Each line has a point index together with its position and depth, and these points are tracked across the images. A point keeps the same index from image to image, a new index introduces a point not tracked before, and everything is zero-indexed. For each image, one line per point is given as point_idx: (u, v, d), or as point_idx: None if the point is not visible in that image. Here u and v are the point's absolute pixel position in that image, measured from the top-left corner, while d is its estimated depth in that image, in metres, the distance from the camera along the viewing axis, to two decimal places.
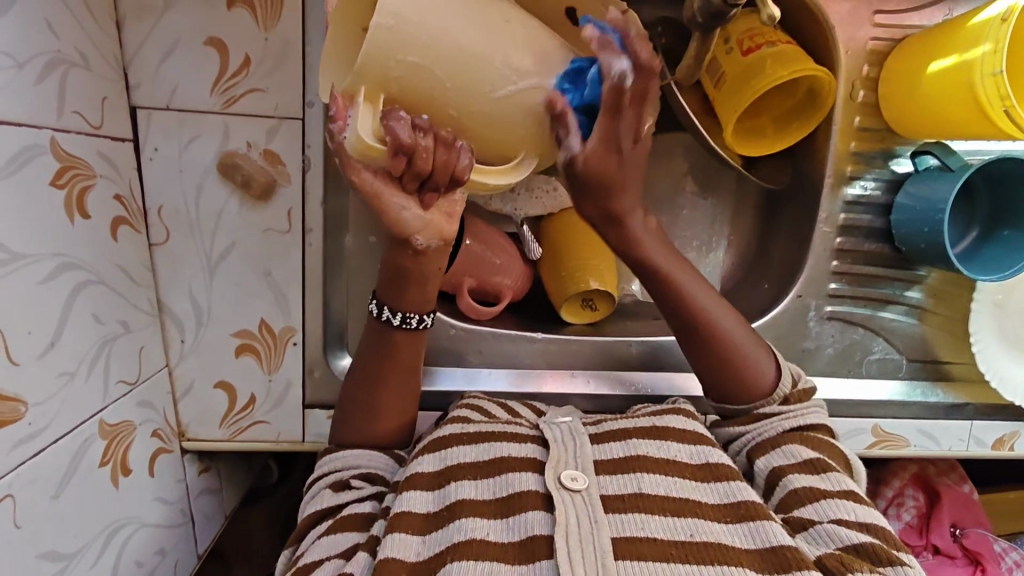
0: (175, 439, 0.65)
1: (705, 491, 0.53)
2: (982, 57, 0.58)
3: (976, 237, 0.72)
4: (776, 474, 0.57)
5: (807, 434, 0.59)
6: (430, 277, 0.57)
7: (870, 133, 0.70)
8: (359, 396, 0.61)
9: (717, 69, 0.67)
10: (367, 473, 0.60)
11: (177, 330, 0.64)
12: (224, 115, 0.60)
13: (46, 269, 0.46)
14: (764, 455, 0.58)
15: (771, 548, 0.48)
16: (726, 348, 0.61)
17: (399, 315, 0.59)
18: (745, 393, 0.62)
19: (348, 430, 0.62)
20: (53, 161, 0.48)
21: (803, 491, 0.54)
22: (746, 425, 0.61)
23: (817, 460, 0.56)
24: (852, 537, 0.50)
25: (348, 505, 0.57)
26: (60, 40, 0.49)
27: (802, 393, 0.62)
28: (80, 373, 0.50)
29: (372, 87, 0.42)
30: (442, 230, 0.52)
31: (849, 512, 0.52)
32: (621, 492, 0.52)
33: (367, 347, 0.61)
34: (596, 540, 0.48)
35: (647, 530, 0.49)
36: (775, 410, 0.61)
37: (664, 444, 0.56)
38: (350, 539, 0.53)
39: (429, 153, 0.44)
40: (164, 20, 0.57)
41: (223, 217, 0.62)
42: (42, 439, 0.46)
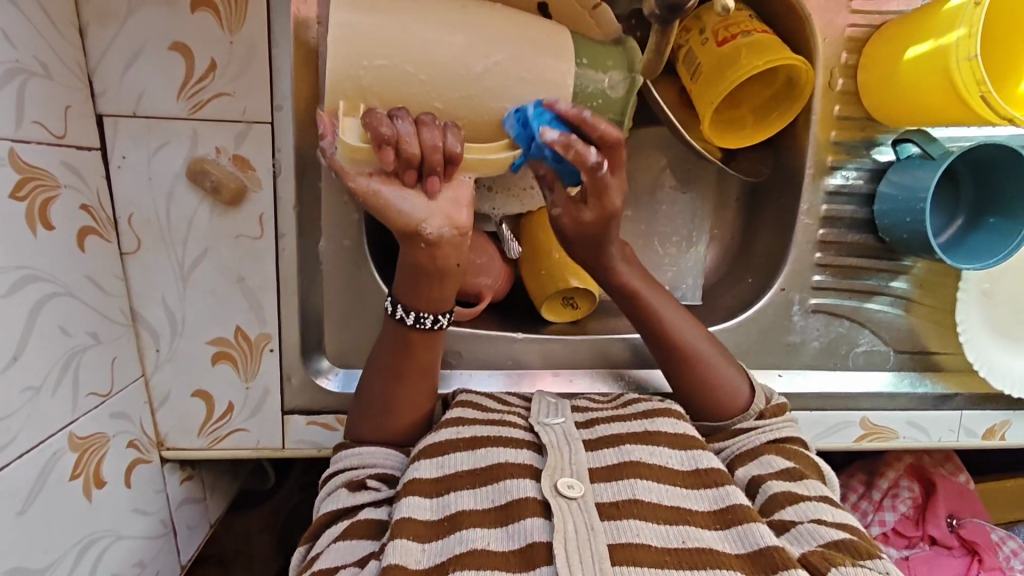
0: (153, 449, 0.65)
1: (696, 499, 0.52)
2: (957, 42, 0.57)
3: (962, 225, 0.71)
4: (754, 483, 0.55)
5: (784, 446, 0.58)
6: (447, 274, 0.55)
7: (851, 123, 0.69)
8: (377, 394, 0.60)
9: (694, 61, 0.66)
10: (384, 473, 0.58)
11: (152, 339, 0.63)
12: (191, 121, 0.59)
13: (7, 282, 0.46)
14: (743, 466, 0.57)
15: (759, 551, 0.47)
16: (696, 363, 0.63)
17: (413, 314, 0.58)
18: (722, 410, 0.62)
19: (366, 426, 0.60)
20: (12, 173, 0.47)
21: (782, 495, 0.53)
22: (725, 440, 0.60)
23: (794, 469, 0.55)
24: (831, 535, 0.49)
25: (365, 508, 0.55)
26: (17, 49, 0.48)
27: (775, 408, 0.62)
28: (46, 387, 0.49)
29: (351, 101, 0.50)
30: (456, 220, 0.52)
31: (827, 513, 0.51)
32: (615, 500, 0.51)
33: (383, 347, 0.60)
34: (593, 547, 0.47)
35: (643, 537, 0.48)
36: (751, 425, 0.61)
37: (655, 450, 0.55)
38: (365, 547, 0.51)
39: (412, 139, 0.47)
40: (128, 26, 0.56)
41: (194, 224, 0.61)
42: (6, 455, 0.45)
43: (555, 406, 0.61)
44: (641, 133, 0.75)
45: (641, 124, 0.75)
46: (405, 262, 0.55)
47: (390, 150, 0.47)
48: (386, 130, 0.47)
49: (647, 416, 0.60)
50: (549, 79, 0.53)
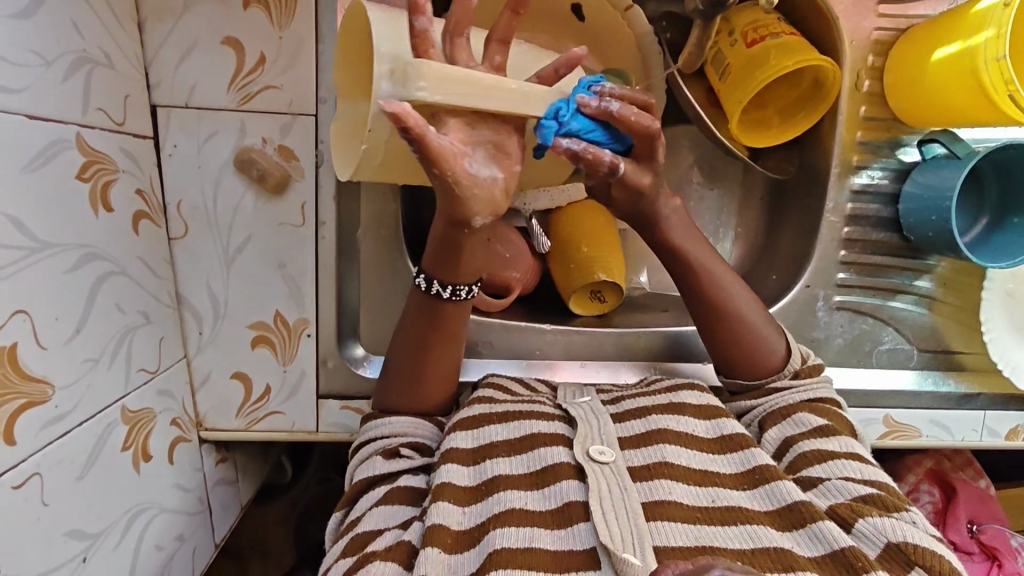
0: (193, 428, 0.67)
1: (722, 462, 0.54)
2: (985, 43, 0.58)
3: (985, 225, 0.71)
4: (786, 443, 0.56)
5: (817, 405, 0.59)
6: (478, 246, 0.53)
7: (876, 123, 0.70)
8: (407, 366, 0.61)
9: (722, 61, 0.68)
10: (414, 442, 0.60)
11: (195, 322, 0.66)
12: (240, 112, 0.61)
13: (72, 258, 0.48)
14: (775, 426, 0.58)
15: (788, 506, 0.49)
16: (741, 321, 0.61)
17: (449, 287, 0.57)
18: (756, 367, 0.61)
19: (395, 395, 0.62)
20: (78, 155, 0.50)
21: (811, 453, 0.54)
22: (756, 398, 0.61)
23: (829, 426, 0.56)
24: (858, 489, 0.50)
25: (401, 476, 0.57)
26: (85, 40, 0.51)
27: (810, 369, 0.62)
28: (103, 360, 0.52)
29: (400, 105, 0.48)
30: (500, 204, 0.45)
31: (854, 470, 0.52)
32: (646, 462, 0.53)
33: (414, 322, 0.60)
34: (628, 504, 0.48)
35: (674, 494, 0.50)
36: (786, 384, 0.60)
37: (682, 419, 0.57)
38: (407, 513, 0.53)
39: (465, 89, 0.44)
40: (183, 21, 0.59)
41: (240, 211, 0.63)
42: (67, 421, 0.47)
43: (583, 390, 0.63)
44: (669, 131, 0.77)
45: (669, 124, 0.77)
46: (442, 242, 0.53)
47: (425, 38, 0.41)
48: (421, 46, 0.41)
49: (672, 390, 0.61)
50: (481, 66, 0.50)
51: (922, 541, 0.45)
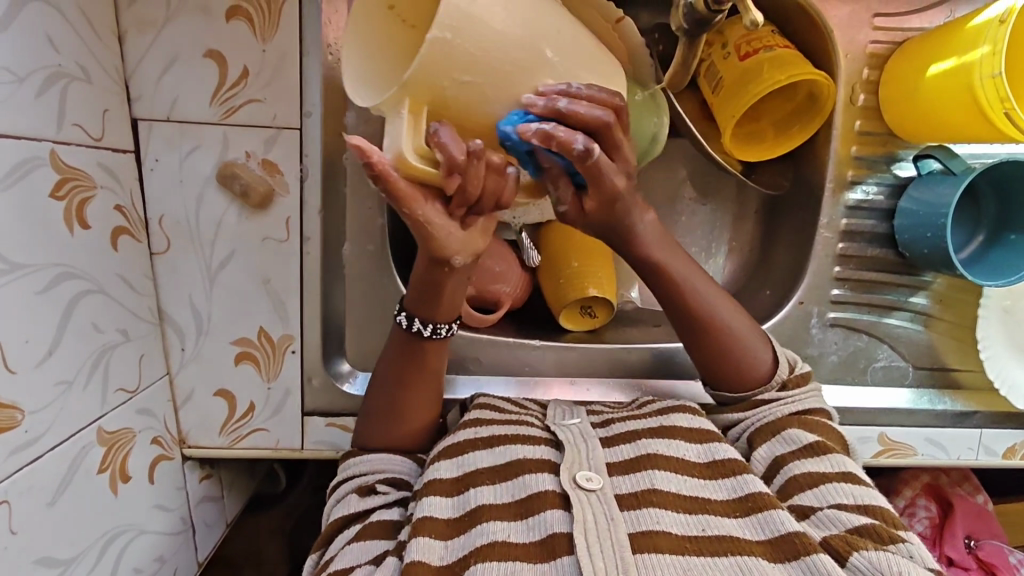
0: (176, 447, 0.66)
1: (713, 488, 0.53)
2: (981, 59, 0.57)
3: (982, 241, 0.70)
4: (776, 463, 0.55)
5: (805, 418, 0.58)
6: (458, 288, 0.55)
7: (872, 138, 0.69)
8: (386, 400, 0.61)
9: (715, 74, 0.67)
10: (391, 477, 0.59)
11: (177, 338, 0.64)
12: (223, 126, 0.60)
13: (44, 278, 0.47)
14: (765, 443, 0.57)
15: (781, 536, 0.48)
16: (727, 339, 0.60)
17: (430, 325, 0.58)
18: (745, 380, 0.61)
19: (372, 431, 0.61)
20: (53, 173, 0.49)
21: (803, 478, 0.53)
22: (743, 412, 0.60)
23: (819, 443, 0.55)
24: (851, 520, 0.49)
25: (375, 511, 0.56)
26: (61, 54, 0.50)
27: (798, 378, 0.61)
28: (78, 382, 0.51)
29: (417, 98, 0.41)
30: (477, 247, 0.50)
31: (847, 496, 0.51)
32: (633, 490, 0.52)
33: (393, 357, 0.60)
34: (613, 536, 0.47)
35: (663, 524, 0.49)
36: (774, 397, 0.60)
37: (673, 444, 0.56)
38: (379, 547, 0.53)
39: (480, 177, 0.43)
40: (164, 34, 0.58)
41: (223, 226, 0.62)
42: (38, 447, 0.46)
43: (570, 410, 0.62)
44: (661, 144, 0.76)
45: None
46: (423, 283, 0.55)
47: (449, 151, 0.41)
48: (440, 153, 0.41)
49: (662, 413, 0.60)
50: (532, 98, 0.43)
51: None
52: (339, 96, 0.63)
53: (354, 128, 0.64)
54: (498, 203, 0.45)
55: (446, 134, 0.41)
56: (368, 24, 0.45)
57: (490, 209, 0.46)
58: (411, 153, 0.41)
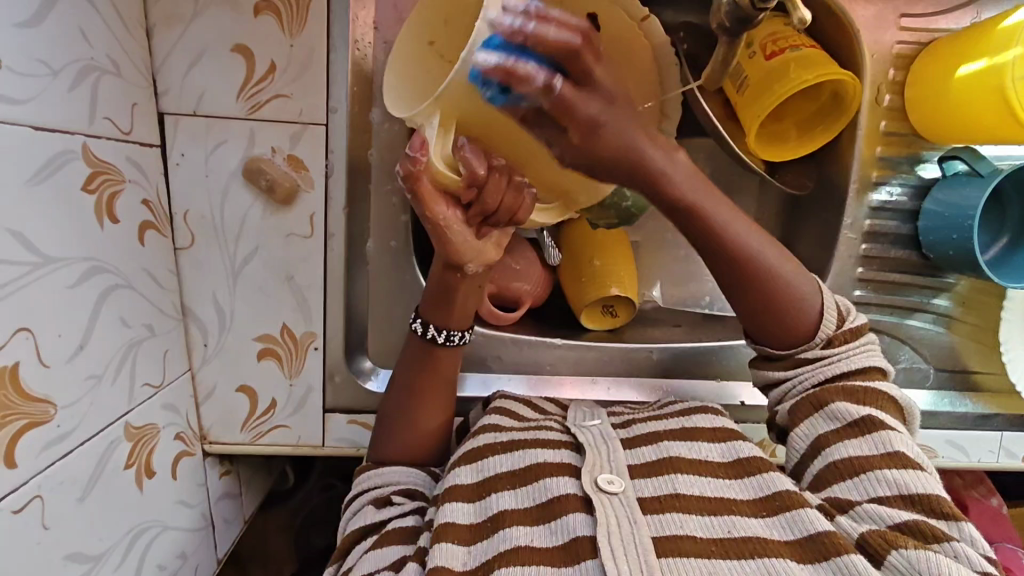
0: (197, 443, 0.65)
1: (738, 488, 0.52)
2: (1012, 61, 0.57)
3: (1006, 243, 0.70)
4: (818, 442, 0.54)
5: (851, 386, 0.55)
6: (470, 291, 0.58)
7: (896, 139, 0.69)
8: (399, 409, 0.61)
9: (740, 73, 0.66)
10: (408, 488, 0.59)
11: (200, 333, 0.64)
12: (249, 120, 0.60)
13: (76, 272, 0.47)
14: (806, 420, 0.55)
15: (810, 537, 0.47)
16: (781, 299, 0.55)
17: (444, 332, 0.59)
18: (789, 334, 0.56)
19: (387, 442, 0.61)
20: (85, 166, 0.48)
21: (843, 465, 0.51)
22: (789, 370, 0.57)
23: (867, 418, 0.52)
24: (896, 516, 0.48)
25: (391, 521, 0.56)
26: (93, 48, 0.50)
27: (847, 334, 0.56)
28: (107, 376, 0.50)
29: (444, 113, 0.40)
30: (491, 257, 0.53)
31: (889, 487, 0.49)
32: (656, 494, 0.52)
33: (407, 364, 0.61)
34: (638, 540, 0.47)
35: (687, 529, 0.49)
36: (818, 355, 0.56)
37: (696, 445, 0.56)
38: (396, 552, 0.53)
39: (498, 192, 0.45)
40: (192, 28, 0.58)
41: (247, 222, 0.62)
42: (70, 441, 0.46)
43: (591, 412, 0.62)
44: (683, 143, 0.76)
45: (683, 135, 0.76)
46: (438, 287, 0.58)
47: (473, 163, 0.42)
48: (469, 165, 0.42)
49: (685, 412, 0.60)
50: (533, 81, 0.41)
51: None
52: (364, 92, 0.63)
53: (379, 124, 0.64)
54: (511, 218, 0.47)
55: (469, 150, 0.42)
56: (408, 59, 0.48)
57: (503, 221, 0.48)
58: (438, 157, 0.41)
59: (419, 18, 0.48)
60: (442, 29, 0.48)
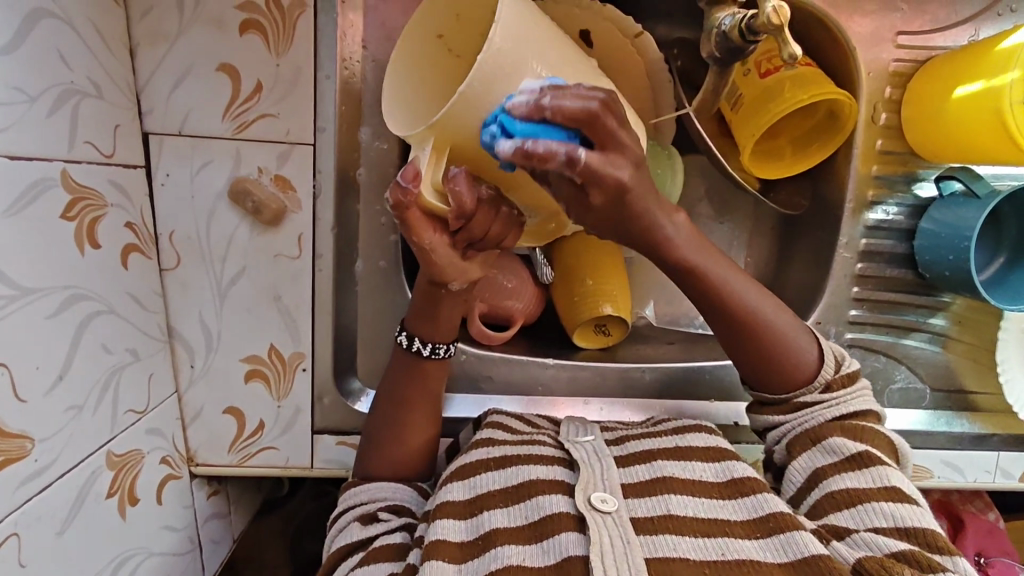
0: (183, 465, 0.65)
1: (731, 509, 0.51)
2: (1011, 84, 0.56)
3: (1003, 263, 0.69)
4: (816, 475, 0.53)
5: (848, 423, 0.55)
6: (455, 304, 0.56)
7: (893, 157, 0.68)
8: (385, 426, 0.60)
9: (734, 91, 0.65)
10: (393, 505, 0.58)
11: (186, 355, 0.63)
12: (235, 140, 0.59)
13: (55, 302, 0.46)
14: (805, 452, 0.55)
15: (804, 560, 0.46)
16: (775, 344, 0.55)
17: (430, 345, 0.59)
18: (786, 382, 0.57)
19: (373, 460, 0.60)
20: (63, 193, 0.47)
21: (841, 495, 0.51)
22: (786, 414, 0.57)
23: (863, 454, 0.52)
24: (890, 545, 0.47)
25: (379, 538, 0.54)
26: (73, 71, 0.49)
27: (844, 378, 0.57)
28: (88, 405, 0.50)
29: (440, 139, 0.41)
30: (475, 276, 0.51)
31: (886, 518, 0.49)
32: (650, 515, 0.50)
33: (393, 377, 0.61)
34: (630, 560, 0.46)
35: (680, 550, 0.48)
36: (816, 399, 0.56)
37: (688, 465, 0.55)
38: (387, 568, 0.51)
39: (486, 217, 0.43)
40: (177, 47, 0.57)
41: (234, 242, 0.61)
42: (48, 474, 0.45)
43: (584, 427, 0.61)
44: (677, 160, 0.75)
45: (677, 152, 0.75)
46: (421, 301, 0.57)
47: (465, 192, 0.41)
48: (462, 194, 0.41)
49: (679, 430, 0.59)
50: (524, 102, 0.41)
51: None
52: (353, 111, 0.62)
53: (368, 143, 0.63)
54: (497, 243, 0.46)
55: (461, 178, 0.41)
56: (411, 49, 0.47)
57: (488, 246, 0.47)
58: (429, 191, 0.41)
59: (428, 11, 0.46)
60: (452, 24, 0.47)
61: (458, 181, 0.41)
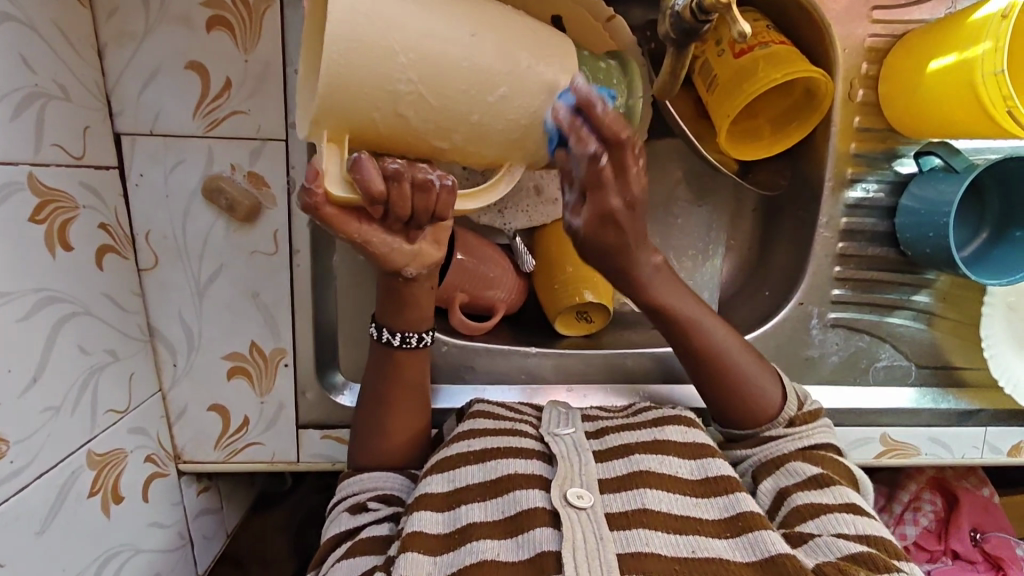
0: (171, 462, 0.65)
1: (705, 509, 0.52)
2: (982, 56, 0.55)
3: (986, 239, 0.69)
4: (780, 495, 0.54)
5: (812, 452, 0.56)
6: (422, 291, 0.57)
7: (871, 134, 0.67)
8: (369, 417, 0.60)
9: (710, 72, 0.64)
10: (384, 494, 0.58)
11: (168, 354, 0.64)
12: (207, 138, 0.59)
13: (26, 305, 0.47)
14: (769, 477, 0.56)
15: (770, 558, 0.46)
16: (723, 366, 0.60)
17: (398, 335, 0.59)
18: (750, 418, 0.60)
19: (363, 452, 0.61)
20: (31, 196, 0.48)
21: (804, 509, 0.51)
22: (752, 446, 0.59)
23: (821, 475, 0.53)
24: (849, 547, 0.47)
25: (365, 527, 0.55)
26: (37, 74, 0.49)
27: (808, 416, 0.59)
28: (65, 407, 0.50)
29: (335, 129, 0.42)
30: (430, 257, 0.51)
31: (849, 525, 0.49)
32: (624, 509, 0.51)
33: (370, 373, 0.61)
34: (602, 556, 0.46)
35: (652, 545, 0.48)
36: (781, 432, 0.58)
37: (666, 460, 0.55)
38: (367, 562, 0.52)
39: (405, 195, 0.43)
40: (144, 46, 0.57)
41: (210, 240, 0.61)
42: (25, 475, 0.46)
43: (566, 416, 0.61)
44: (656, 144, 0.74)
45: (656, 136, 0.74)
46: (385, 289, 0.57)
47: (370, 177, 0.41)
48: (369, 179, 0.41)
49: (657, 422, 0.59)
50: (434, 59, 0.40)
51: None
52: None
53: None
54: (435, 217, 0.45)
55: (367, 166, 0.41)
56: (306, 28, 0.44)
57: (426, 222, 0.46)
58: (333, 180, 0.43)
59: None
60: None
61: (358, 166, 0.41)
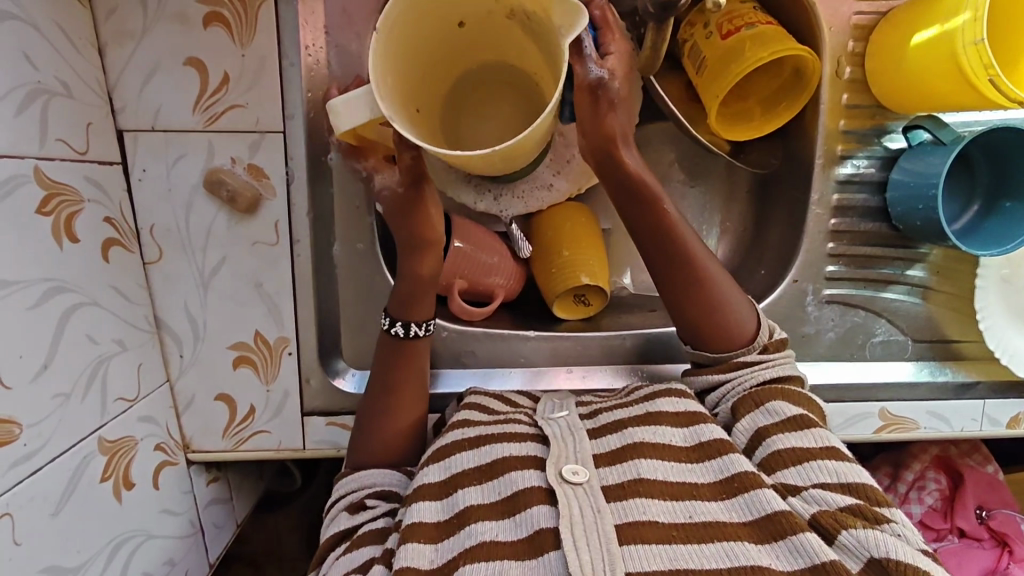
0: (180, 452, 0.67)
1: (701, 471, 0.53)
2: (962, 27, 0.56)
3: (977, 211, 0.70)
4: (759, 435, 0.54)
5: (788, 389, 0.57)
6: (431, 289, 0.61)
7: (860, 111, 0.68)
8: (375, 412, 0.62)
9: (698, 54, 0.65)
10: (382, 490, 0.59)
11: (175, 345, 0.65)
12: (206, 132, 0.61)
13: (35, 294, 0.48)
14: (748, 415, 0.56)
15: (766, 517, 0.48)
16: (711, 294, 0.60)
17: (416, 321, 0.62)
18: (722, 341, 0.61)
19: (364, 452, 0.62)
20: (38, 189, 0.49)
21: (788, 453, 0.52)
22: (726, 373, 0.60)
23: (802, 416, 0.54)
24: (840, 500, 0.48)
25: (363, 524, 0.56)
26: (40, 71, 0.50)
27: (777, 344, 0.61)
28: (75, 394, 0.52)
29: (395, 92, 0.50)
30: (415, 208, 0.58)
31: (832, 475, 0.50)
32: (621, 480, 0.52)
33: (380, 367, 0.63)
34: (600, 528, 0.47)
35: (649, 514, 0.49)
36: (755, 359, 0.60)
37: (659, 430, 0.56)
38: (365, 555, 0.53)
39: None
40: (144, 44, 0.58)
41: (212, 232, 0.63)
42: (37, 459, 0.48)
43: (561, 404, 0.62)
44: (647, 128, 0.75)
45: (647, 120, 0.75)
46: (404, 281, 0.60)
47: None
48: None
49: (649, 398, 0.60)
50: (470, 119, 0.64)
51: (906, 557, 0.43)
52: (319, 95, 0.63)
53: None
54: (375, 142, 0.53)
55: None
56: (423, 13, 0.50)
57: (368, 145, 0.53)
58: None
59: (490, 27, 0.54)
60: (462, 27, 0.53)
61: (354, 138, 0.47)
